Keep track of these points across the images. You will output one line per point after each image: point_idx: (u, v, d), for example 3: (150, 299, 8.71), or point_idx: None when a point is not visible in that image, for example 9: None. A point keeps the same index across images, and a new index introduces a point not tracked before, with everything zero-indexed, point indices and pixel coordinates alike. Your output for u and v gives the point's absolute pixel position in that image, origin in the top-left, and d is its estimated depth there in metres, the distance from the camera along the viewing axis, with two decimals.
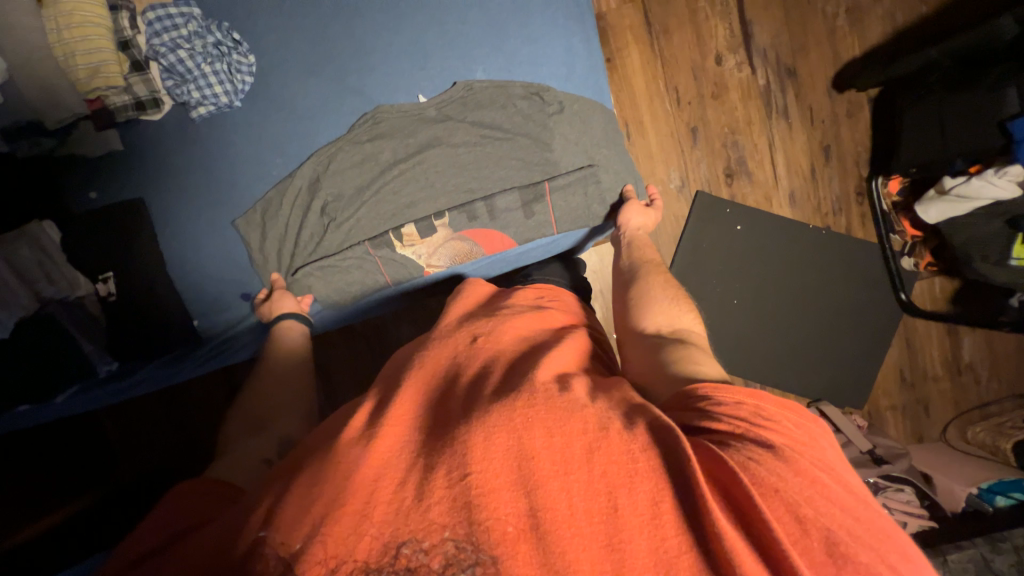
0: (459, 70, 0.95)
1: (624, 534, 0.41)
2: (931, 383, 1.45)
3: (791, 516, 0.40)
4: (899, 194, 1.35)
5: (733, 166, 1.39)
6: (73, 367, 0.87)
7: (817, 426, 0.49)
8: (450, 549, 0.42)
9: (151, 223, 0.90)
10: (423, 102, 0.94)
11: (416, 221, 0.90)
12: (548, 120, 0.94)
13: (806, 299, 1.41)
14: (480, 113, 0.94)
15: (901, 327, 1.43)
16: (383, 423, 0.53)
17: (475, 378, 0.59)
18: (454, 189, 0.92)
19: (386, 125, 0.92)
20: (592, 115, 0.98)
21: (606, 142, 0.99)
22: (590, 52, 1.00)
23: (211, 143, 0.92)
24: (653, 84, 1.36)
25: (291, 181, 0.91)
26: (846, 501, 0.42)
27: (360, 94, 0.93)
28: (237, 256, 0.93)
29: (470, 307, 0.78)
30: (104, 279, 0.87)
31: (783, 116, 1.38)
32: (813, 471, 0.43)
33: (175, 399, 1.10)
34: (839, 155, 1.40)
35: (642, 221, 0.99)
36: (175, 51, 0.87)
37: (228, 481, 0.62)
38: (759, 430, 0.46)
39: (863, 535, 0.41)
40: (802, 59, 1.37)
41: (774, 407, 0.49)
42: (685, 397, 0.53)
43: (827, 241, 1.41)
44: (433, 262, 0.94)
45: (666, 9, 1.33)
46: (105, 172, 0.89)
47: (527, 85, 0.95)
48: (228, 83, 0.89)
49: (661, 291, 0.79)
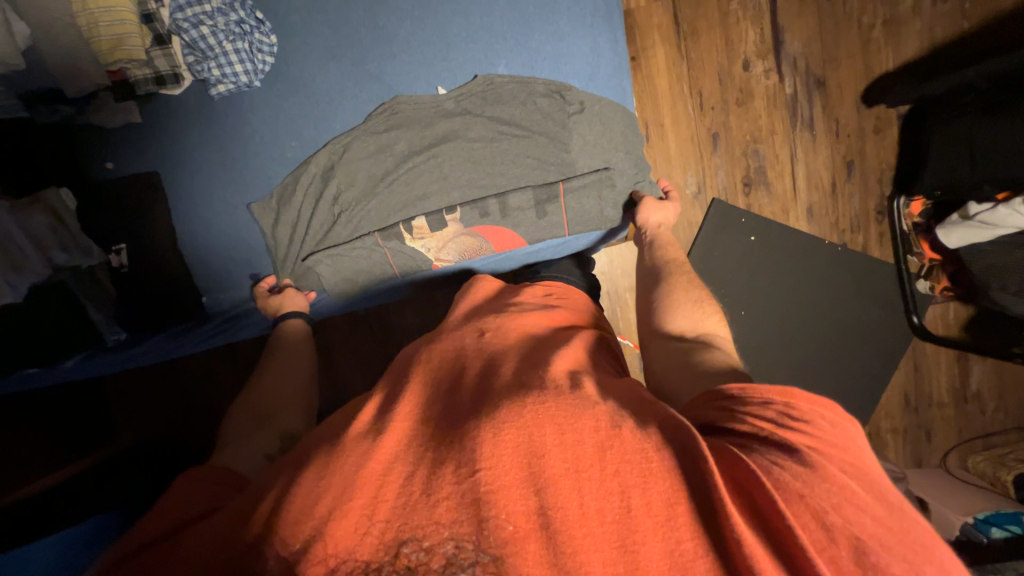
0: (481, 63, 0.94)
1: (637, 535, 0.41)
2: (935, 409, 1.43)
3: (817, 524, 0.40)
4: (922, 215, 1.30)
5: (753, 175, 1.37)
6: (81, 333, 0.88)
7: (854, 427, 0.47)
8: (450, 548, 0.43)
9: (166, 197, 0.91)
10: (441, 94, 0.93)
11: (428, 214, 0.90)
12: (568, 121, 0.93)
13: (817, 315, 1.39)
14: (500, 109, 0.92)
15: (910, 351, 1.41)
16: (389, 419, 0.53)
17: (482, 373, 0.59)
18: (467, 184, 0.91)
19: (404, 115, 0.91)
20: (613, 117, 0.96)
21: (624, 146, 0.98)
22: (616, 52, 0.97)
23: (228, 122, 0.92)
24: (677, 87, 1.33)
25: (306, 168, 0.91)
26: (878, 511, 0.41)
27: (379, 81, 0.92)
28: (247, 235, 0.94)
29: (477, 303, 0.78)
30: (117, 250, 0.89)
31: (808, 127, 1.35)
32: (842, 476, 0.42)
33: (182, 370, 1.11)
34: (862, 171, 1.36)
35: (663, 217, 0.98)
36: (197, 27, 0.85)
37: (233, 468, 0.63)
38: (793, 435, 0.45)
39: (894, 545, 0.40)
40: (832, 70, 1.33)
41: (810, 404, 0.47)
42: (713, 396, 0.52)
43: (842, 259, 1.38)
44: (443, 256, 0.94)
45: (696, 9, 1.30)
46: (125, 147, 0.90)
47: (549, 83, 0.94)
48: (248, 62, 0.88)
49: (685, 296, 0.77)
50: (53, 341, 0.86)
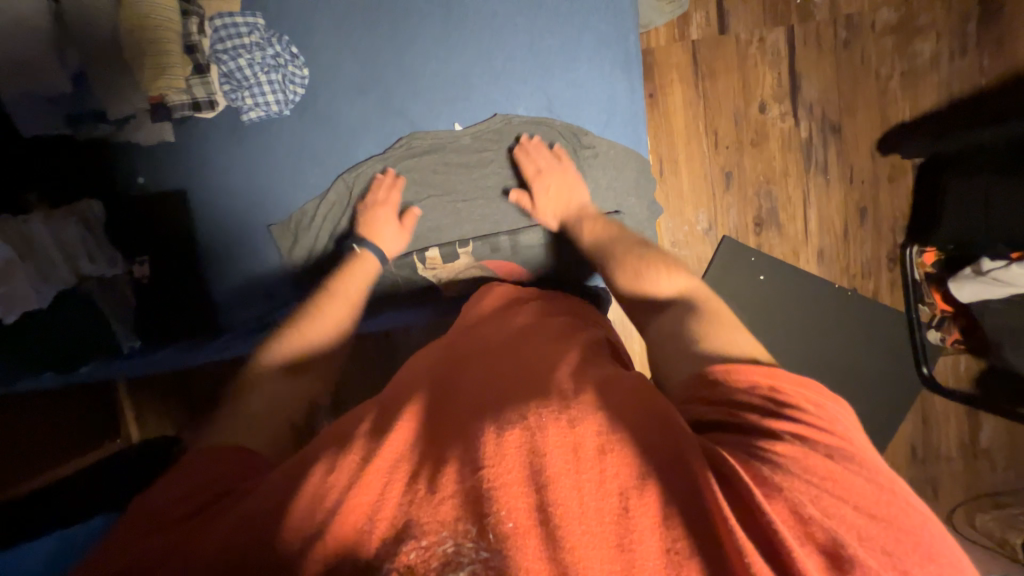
0: (502, 104, 0.99)
1: (634, 535, 0.41)
2: (942, 462, 1.41)
3: (795, 518, 0.41)
4: (934, 265, 1.27)
5: (764, 216, 1.38)
6: (100, 342, 0.91)
7: (837, 404, 0.52)
8: (449, 547, 0.42)
9: (192, 214, 0.96)
10: (458, 130, 0.98)
11: (441, 245, 0.98)
12: (581, 163, 1.01)
13: (827, 360, 1.38)
14: (512, 148, 1.00)
15: (918, 401, 1.40)
16: (383, 438, 0.52)
17: (479, 377, 0.62)
18: (481, 220, 0.99)
19: (420, 150, 0.98)
20: (627, 163, 1.03)
21: (635, 192, 1.05)
22: (633, 101, 1.01)
23: (255, 143, 0.96)
24: (693, 125, 1.36)
25: (327, 196, 0.96)
26: (865, 504, 0.42)
27: (400, 115, 0.98)
28: (267, 255, 0.97)
29: (482, 311, 0.82)
30: (139, 262, 0.96)
31: (822, 171, 1.36)
32: (823, 468, 0.44)
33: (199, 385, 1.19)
34: (875, 219, 1.36)
35: (552, 208, 0.97)
36: (235, 59, 0.90)
37: (243, 444, 0.63)
38: (772, 421, 0.48)
39: (875, 536, 0.41)
40: (849, 118, 1.34)
41: (793, 386, 0.52)
42: (701, 381, 0.55)
43: (852, 303, 1.38)
44: (451, 286, 1.00)
45: (715, 51, 1.33)
46: (157, 163, 0.94)
47: (567, 126, 1.00)
48: (280, 93, 0.93)
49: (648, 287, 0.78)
50: (70, 345, 0.85)
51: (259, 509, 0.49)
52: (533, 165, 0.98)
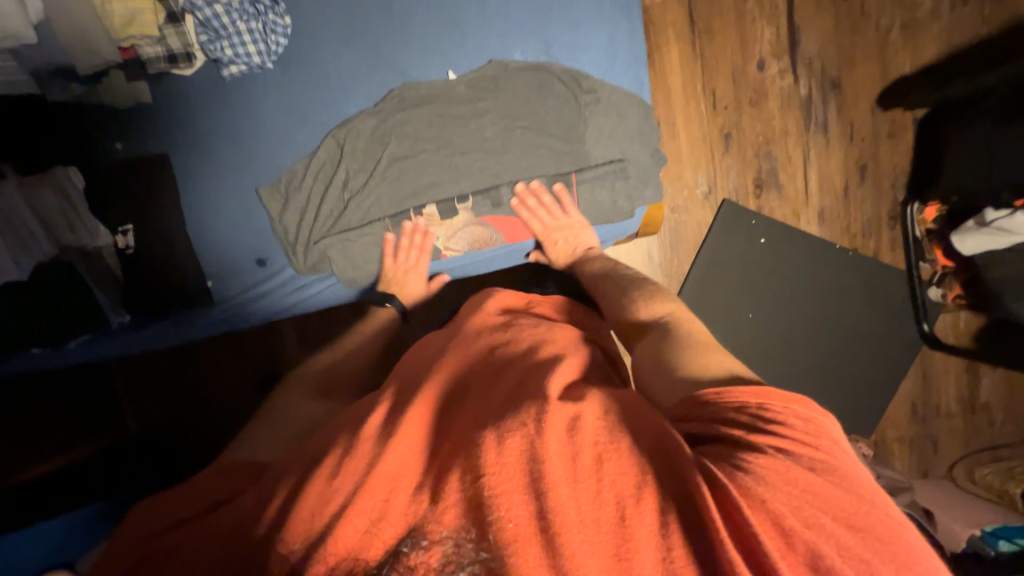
0: (496, 49, 0.96)
1: (630, 543, 0.42)
2: (942, 420, 1.41)
3: (775, 529, 0.41)
4: (934, 222, 1.28)
5: (764, 177, 1.36)
6: (88, 315, 0.88)
7: (827, 419, 0.49)
8: (449, 547, 0.44)
9: (174, 178, 0.91)
10: (453, 79, 0.94)
11: (438, 202, 0.94)
12: (582, 110, 0.95)
13: (826, 322, 1.37)
14: (508, 95, 0.94)
15: (919, 360, 1.39)
16: (399, 426, 0.54)
17: (492, 387, 0.60)
18: (478, 173, 0.94)
19: (411, 100, 0.93)
20: (629, 109, 0.98)
21: (638, 138, 0.99)
22: (635, 42, 0.99)
23: (239, 102, 0.92)
24: (690, 86, 1.32)
25: (316, 155, 0.93)
26: (845, 515, 0.43)
27: (391, 66, 0.94)
28: (261, 223, 0.94)
29: (489, 312, 0.78)
30: (123, 231, 0.88)
31: (822, 130, 1.34)
32: (804, 481, 0.43)
33: (187, 371, 1.13)
34: (876, 175, 1.35)
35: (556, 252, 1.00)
36: (211, 4, 0.84)
37: (253, 460, 0.66)
38: (755, 437, 0.46)
39: (854, 546, 0.41)
40: (848, 73, 1.31)
41: (781, 402, 0.49)
42: (690, 405, 0.52)
43: (853, 263, 1.37)
44: (451, 245, 0.99)
45: (712, 7, 1.29)
46: (137, 125, 0.90)
47: (566, 70, 0.96)
48: (262, 43, 0.87)
49: (643, 298, 0.79)
50: (58, 320, 0.86)
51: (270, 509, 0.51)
52: (537, 217, 0.97)
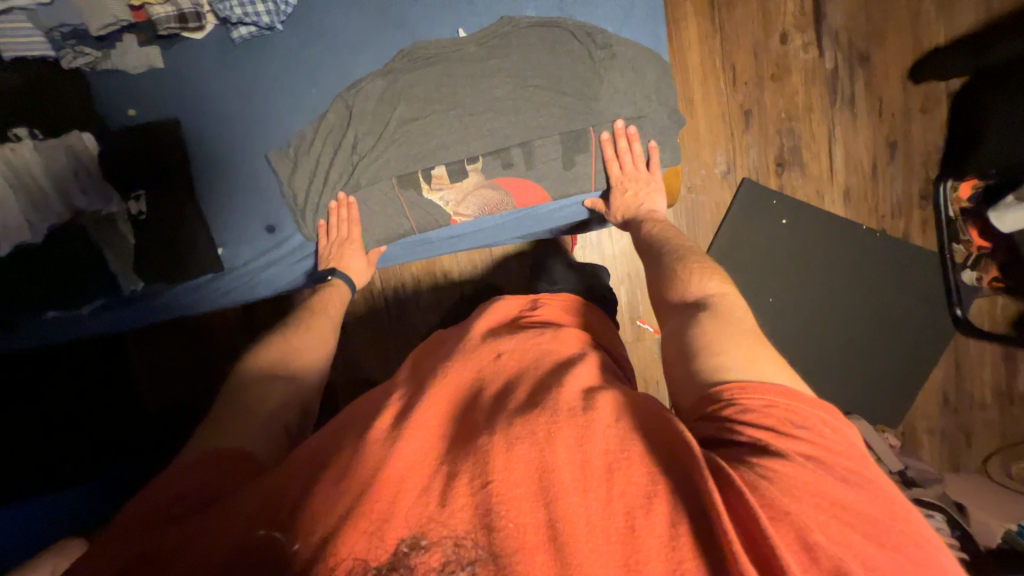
0: (509, 7, 0.94)
1: (640, 555, 0.40)
2: (977, 411, 1.34)
3: (799, 544, 0.38)
4: (970, 200, 1.21)
5: (787, 156, 1.31)
6: (102, 279, 0.90)
7: (850, 429, 0.47)
8: (449, 547, 0.43)
9: (184, 143, 0.93)
10: (462, 37, 0.93)
11: (448, 163, 0.92)
12: (596, 63, 0.92)
13: (848, 306, 1.31)
14: (520, 54, 0.92)
15: (952, 347, 1.32)
16: (405, 427, 0.52)
17: (496, 397, 0.57)
18: (489, 134, 0.92)
19: (420, 59, 0.92)
20: (647, 66, 0.94)
21: (657, 97, 0.95)
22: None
23: (249, 65, 0.93)
24: (709, 62, 1.27)
25: (326, 117, 0.92)
26: (877, 534, 0.39)
27: (401, 26, 0.93)
28: (272, 189, 0.95)
29: (493, 322, 0.76)
30: (135, 197, 0.89)
31: (849, 105, 1.28)
32: (833, 494, 0.41)
33: (199, 350, 1.15)
34: (907, 153, 1.28)
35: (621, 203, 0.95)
36: None
37: (209, 449, 0.58)
38: (784, 444, 0.43)
39: (884, 565, 0.38)
40: (877, 45, 1.26)
41: (811, 409, 0.46)
42: (708, 403, 0.49)
43: (879, 245, 1.31)
44: (461, 210, 0.96)
45: None
46: (153, 96, 0.92)
47: (581, 25, 0.93)
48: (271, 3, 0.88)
49: (665, 263, 0.75)
50: (75, 281, 0.89)
51: (281, 506, 0.48)
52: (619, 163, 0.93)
